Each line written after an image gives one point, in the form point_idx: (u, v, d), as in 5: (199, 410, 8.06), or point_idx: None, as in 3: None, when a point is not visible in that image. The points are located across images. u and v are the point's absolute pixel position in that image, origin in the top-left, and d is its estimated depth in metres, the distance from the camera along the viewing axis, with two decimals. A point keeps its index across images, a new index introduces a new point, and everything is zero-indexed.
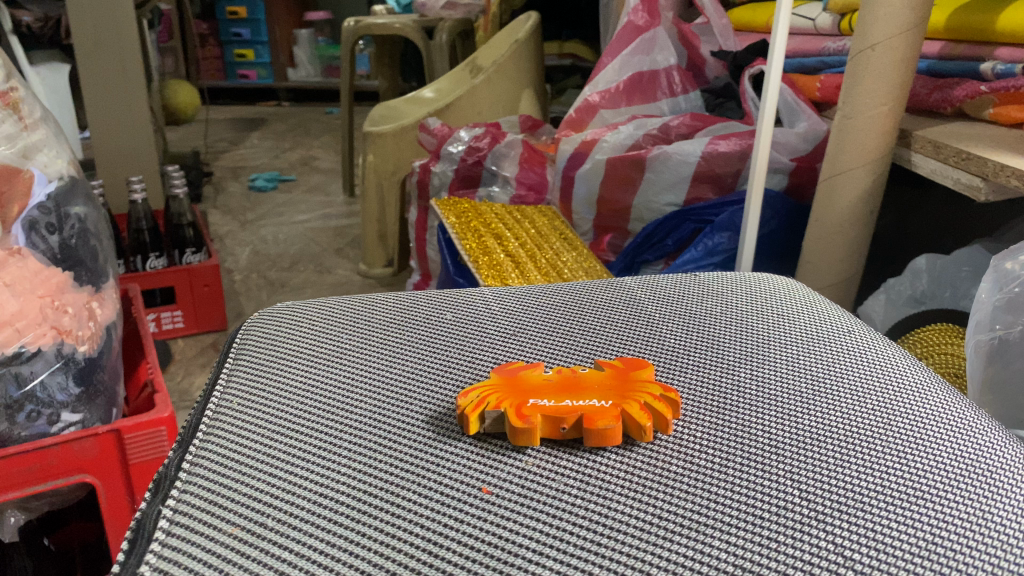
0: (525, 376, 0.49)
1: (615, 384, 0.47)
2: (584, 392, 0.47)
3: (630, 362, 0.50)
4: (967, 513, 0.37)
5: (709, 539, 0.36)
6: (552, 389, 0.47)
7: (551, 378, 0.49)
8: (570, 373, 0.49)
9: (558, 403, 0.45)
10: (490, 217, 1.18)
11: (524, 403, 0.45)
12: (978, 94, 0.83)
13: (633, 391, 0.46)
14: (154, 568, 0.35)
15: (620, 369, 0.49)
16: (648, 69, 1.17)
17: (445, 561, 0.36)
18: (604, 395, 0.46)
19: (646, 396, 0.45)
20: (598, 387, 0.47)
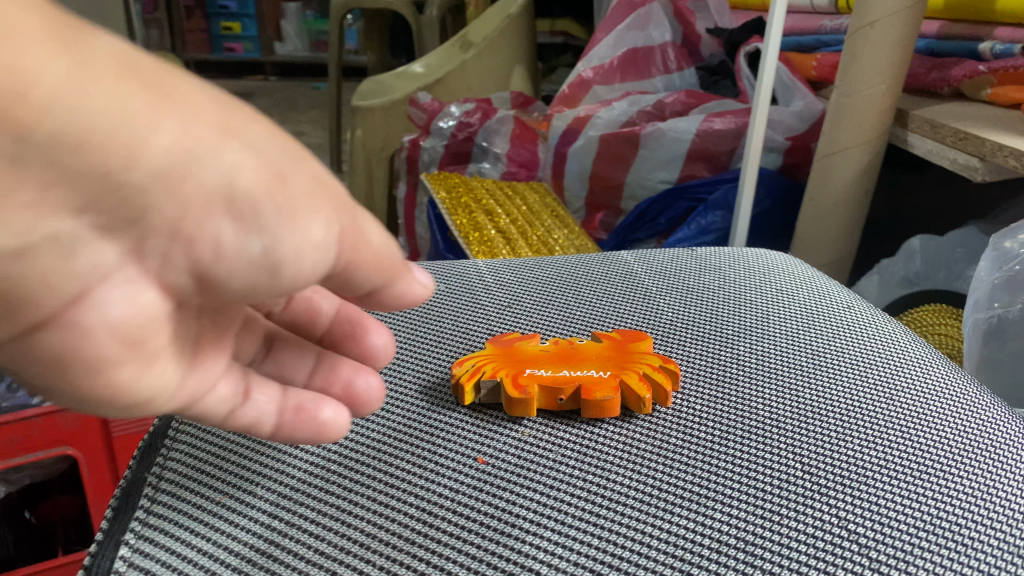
0: (521, 347, 0.48)
1: (614, 355, 0.47)
2: (582, 362, 0.46)
3: (630, 333, 0.49)
4: (972, 488, 0.37)
5: (709, 511, 0.36)
6: (550, 360, 0.47)
7: (548, 349, 0.48)
8: (567, 345, 0.48)
9: (555, 374, 0.45)
10: (481, 192, 1.16)
11: (521, 372, 0.44)
12: (976, 74, 0.82)
13: (632, 362, 0.45)
14: (140, 536, 0.34)
15: (618, 340, 0.48)
16: (643, 45, 1.16)
17: (441, 531, 0.35)
18: (603, 366, 0.46)
19: (645, 366, 0.45)
20: (596, 358, 0.47)
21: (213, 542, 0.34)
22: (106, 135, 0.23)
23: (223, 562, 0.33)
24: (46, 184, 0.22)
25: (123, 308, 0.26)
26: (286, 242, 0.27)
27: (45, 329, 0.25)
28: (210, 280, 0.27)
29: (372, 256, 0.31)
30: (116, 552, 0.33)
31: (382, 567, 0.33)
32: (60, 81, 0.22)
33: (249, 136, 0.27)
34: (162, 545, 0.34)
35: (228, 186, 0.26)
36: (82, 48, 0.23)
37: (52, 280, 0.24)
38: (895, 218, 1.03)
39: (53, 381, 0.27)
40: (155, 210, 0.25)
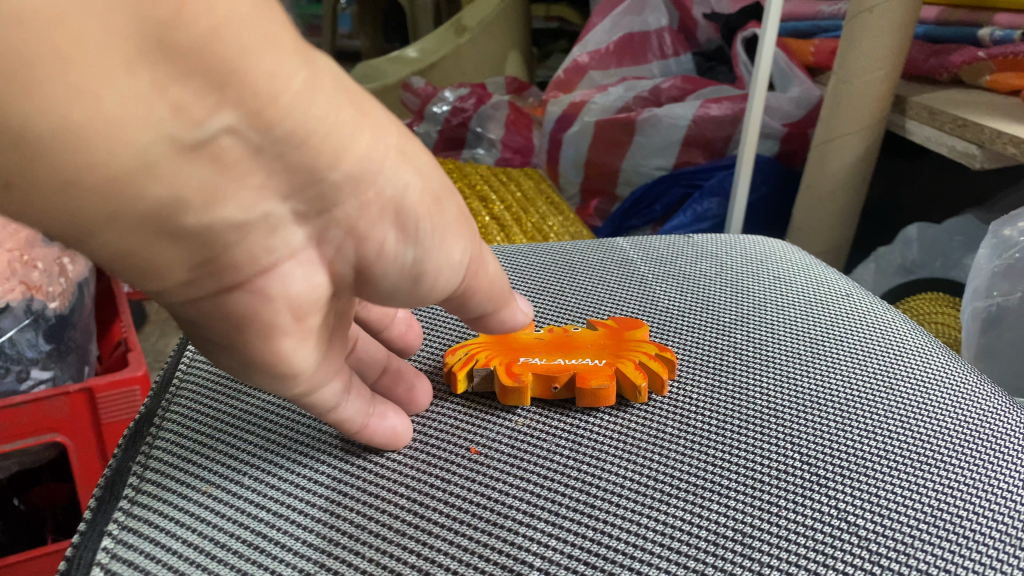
0: (514, 337, 0.47)
1: (610, 344, 0.46)
2: (578, 350, 0.46)
3: (627, 322, 0.48)
4: (974, 480, 0.36)
5: (707, 503, 0.35)
6: (544, 350, 0.46)
7: (543, 338, 0.47)
8: (562, 333, 0.48)
9: (550, 363, 0.44)
10: (475, 177, 1.15)
11: (515, 362, 0.44)
12: (975, 60, 0.81)
13: (628, 351, 0.45)
14: (123, 527, 0.33)
15: (614, 328, 0.47)
16: (639, 30, 1.15)
17: (432, 522, 0.34)
18: (598, 355, 0.45)
19: (642, 355, 0.44)
20: (592, 346, 0.46)
21: (199, 533, 0.33)
22: (322, 138, 0.27)
23: (208, 555, 0.32)
24: (268, 174, 0.27)
25: (301, 285, 0.31)
26: (433, 257, 0.33)
27: (237, 294, 0.30)
28: (365, 276, 0.32)
29: (486, 284, 0.37)
30: (99, 544, 0.32)
31: (372, 560, 0.32)
32: (297, 88, 0.26)
33: (418, 160, 0.32)
34: (147, 536, 0.33)
35: (399, 199, 0.30)
36: (311, 58, 0.27)
37: (257, 252, 0.29)
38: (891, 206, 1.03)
39: (233, 338, 0.31)
40: (343, 207, 0.29)
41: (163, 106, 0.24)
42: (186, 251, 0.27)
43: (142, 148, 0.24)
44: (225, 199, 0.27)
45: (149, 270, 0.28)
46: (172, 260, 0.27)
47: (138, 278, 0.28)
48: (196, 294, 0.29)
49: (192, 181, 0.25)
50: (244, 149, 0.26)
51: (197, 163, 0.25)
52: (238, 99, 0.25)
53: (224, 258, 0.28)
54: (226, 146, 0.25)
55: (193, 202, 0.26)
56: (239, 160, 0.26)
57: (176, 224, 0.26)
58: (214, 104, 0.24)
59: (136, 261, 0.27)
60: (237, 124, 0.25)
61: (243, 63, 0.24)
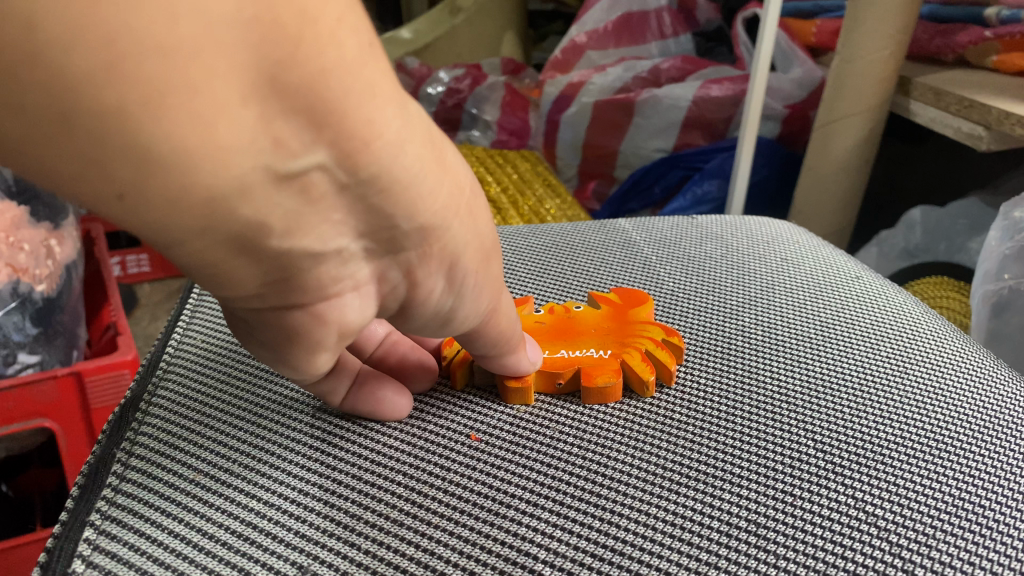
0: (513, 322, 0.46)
1: (613, 329, 0.45)
2: (581, 338, 0.45)
3: (630, 300, 0.47)
4: (993, 468, 0.35)
5: (716, 491, 0.34)
6: (546, 339, 0.44)
7: (543, 323, 0.46)
8: (562, 316, 0.47)
9: (552, 357, 0.42)
10: (471, 160, 1.14)
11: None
12: (981, 40, 0.80)
13: (633, 338, 0.44)
14: (107, 517, 0.32)
15: (617, 308, 0.47)
16: (637, 10, 1.12)
17: (430, 512, 0.33)
18: (602, 344, 0.44)
19: (647, 342, 0.43)
20: (595, 332, 0.45)
21: (186, 523, 0.32)
22: (406, 186, 0.27)
23: (195, 546, 0.31)
24: (348, 209, 0.26)
25: (357, 315, 0.30)
26: (464, 307, 0.34)
27: (295, 314, 0.29)
28: (406, 310, 0.33)
29: (498, 332, 0.37)
30: (80, 535, 0.31)
31: (367, 552, 0.31)
32: (393, 130, 0.25)
33: (480, 214, 0.32)
34: (131, 526, 0.31)
35: (455, 257, 0.31)
36: (407, 105, 0.26)
37: (324, 281, 0.28)
38: (894, 189, 1.01)
39: (287, 350, 0.31)
40: (408, 250, 0.29)
41: (265, 138, 0.22)
42: (263, 272, 0.26)
43: (243, 175, 0.22)
44: (305, 230, 0.25)
45: (224, 283, 0.26)
46: (247, 278, 0.26)
47: (213, 286, 0.26)
48: (258, 308, 0.28)
49: (280, 210, 0.24)
50: (332, 183, 0.25)
51: (287, 193, 0.24)
52: (335, 138, 0.24)
53: (295, 281, 0.27)
54: (316, 180, 0.24)
55: (277, 230, 0.25)
56: (326, 193, 0.25)
57: (257, 248, 0.25)
58: (312, 141, 0.23)
59: (209, 273, 0.25)
60: (329, 161, 0.24)
61: (344, 104, 0.23)
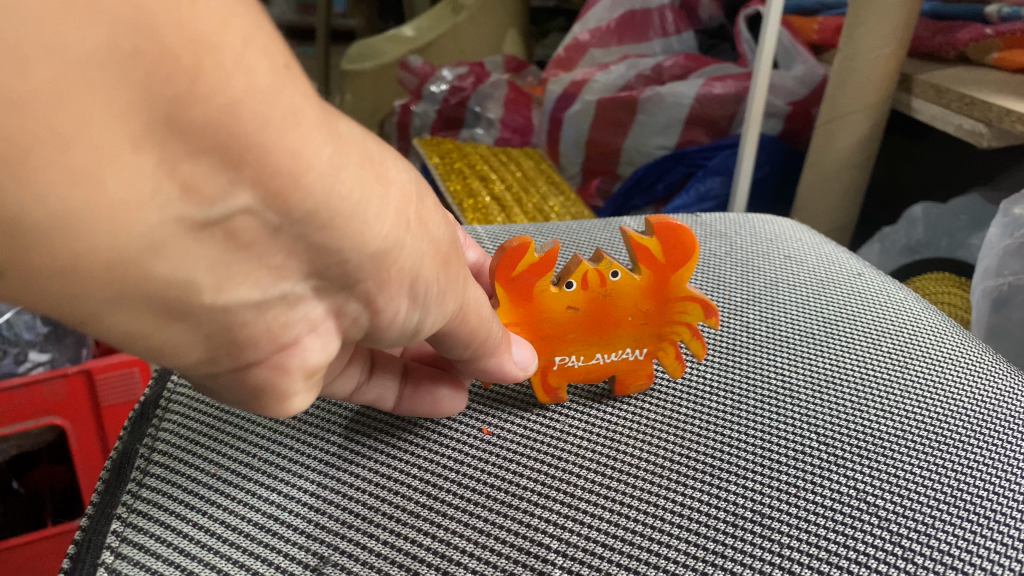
0: (544, 311, 0.40)
1: (651, 317, 0.42)
2: (615, 331, 0.42)
3: (675, 257, 0.40)
4: (990, 459, 0.36)
5: (722, 484, 0.35)
6: (581, 336, 0.42)
7: (577, 311, 0.41)
8: (598, 294, 0.41)
9: (587, 365, 0.42)
10: (475, 158, 1.15)
11: (551, 365, 0.41)
12: (982, 38, 0.80)
13: (669, 327, 0.42)
14: (132, 510, 0.33)
15: (659, 278, 0.41)
16: (640, 9, 1.13)
17: (445, 504, 0.34)
18: (638, 341, 0.42)
19: (681, 330, 0.42)
20: (630, 322, 0.42)
21: (209, 515, 0.33)
22: (347, 219, 0.23)
23: (219, 537, 0.32)
24: (289, 251, 0.23)
25: (319, 354, 0.27)
26: (430, 319, 0.30)
27: (256, 371, 0.26)
28: (373, 336, 0.30)
29: (465, 333, 0.34)
30: (108, 527, 0.32)
31: (386, 542, 0.32)
32: (324, 161, 0.22)
33: (431, 218, 0.27)
34: (156, 518, 0.32)
35: (415, 272, 0.27)
36: (334, 123, 0.23)
37: (276, 329, 0.25)
38: (896, 184, 1.02)
39: (246, 406, 0.28)
40: (363, 282, 0.26)
41: (170, 187, 0.19)
42: (200, 334, 0.23)
43: (150, 231, 0.19)
44: (236, 279, 0.22)
45: (164, 354, 0.23)
46: (183, 341, 0.23)
47: (159, 356, 0.24)
48: (213, 372, 0.26)
49: (203, 262, 0.21)
50: (261, 227, 0.21)
51: (210, 240, 0.21)
52: (258, 176, 0.20)
53: (239, 336, 0.24)
54: (241, 225, 0.21)
55: (206, 285, 0.22)
56: (255, 239, 0.22)
57: (188, 309, 0.22)
58: (230, 183, 0.20)
59: (144, 348, 0.23)
60: (255, 204, 0.21)
61: (263, 139, 0.20)
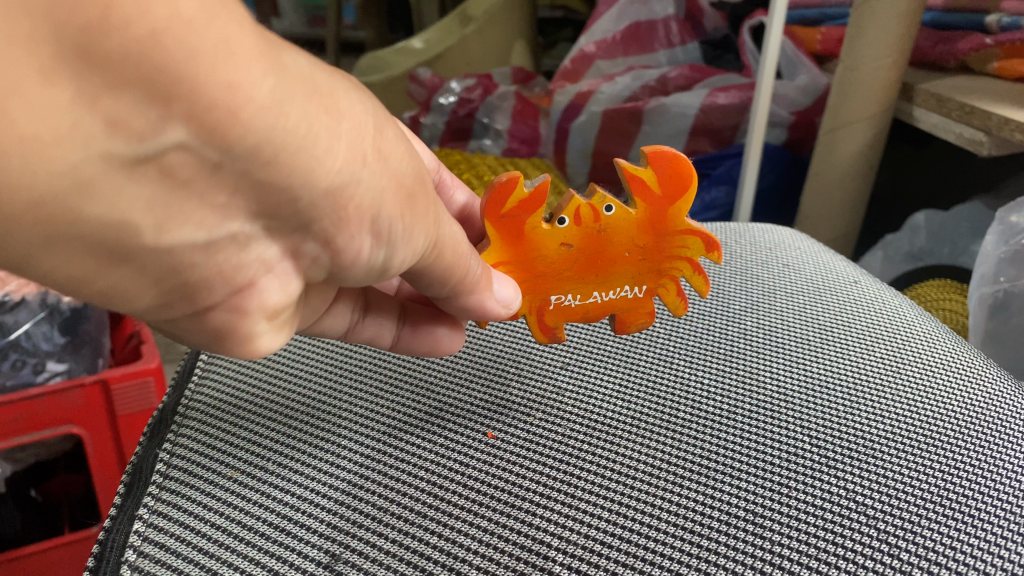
0: (538, 250, 0.43)
1: (648, 251, 0.44)
2: (613, 270, 0.45)
3: (672, 194, 0.43)
4: (979, 460, 0.37)
5: (718, 484, 0.36)
6: (576, 275, 0.44)
7: (572, 248, 0.43)
8: (592, 230, 0.43)
9: (584, 305, 0.46)
10: (482, 168, 1.17)
11: (546, 305, 0.45)
12: (982, 47, 0.81)
13: (668, 263, 0.45)
14: (153, 512, 0.34)
15: (653, 211, 0.43)
16: (646, 20, 1.15)
17: (451, 504, 0.35)
18: (637, 277, 0.45)
19: (685, 267, 0.46)
20: (628, 260, 0.45)
21: (226, 517, 0.34)
22: (294, 153, 0.23)
23: (236, 537, 0.33)
24: (234, 190, 0.23)
25: (279, 295, 0.28)
26: (401, 254, 0.30)
27: (214, 313, 0.27)
28: (339, 275, 0.29)
29: (442, 268, 0.35)
30: (131, 527, 0.33)
31: (394, 541, 0.33)
32: (262, 95, 0.21)
33: (392, 150, 0.26)
34: (177, 520, 0.34)
35: (377, 207, 0.27)
36: (277, 55, 0.22)
37: (229, 271, 0.25)
38: (900, 192, 1.02)
39: (212, 347, 0.29)
40: (320, 221, 0.26)
41: (94, 120, 0.19)
42: (149, 277, 0.24)
43: (74, 167, 0.20)
44: (179, 220, 0.23)
45: (113, 298, 0.24)
46: (131, 285, 0.24)
47: (107, 303, 0.25)
48: (169, 316, 0.27)
49: (139, 201, 0.21)
50: (198, 165, 0.21)
51: (145, 179, 0.21)
52: (190, 111, 0.20)
53: (187, 277, 0.25)
54: (176, 162, 0.21)
55: (145, 226, 0.22)
56: (194, 178, 0.22)
57: (130, 249, 0.23)
58: (160, 119, 0.20)
59: (92, 292, 0.24)
60: (189, 139, 0.21)
61: (192, 68, 0.19)
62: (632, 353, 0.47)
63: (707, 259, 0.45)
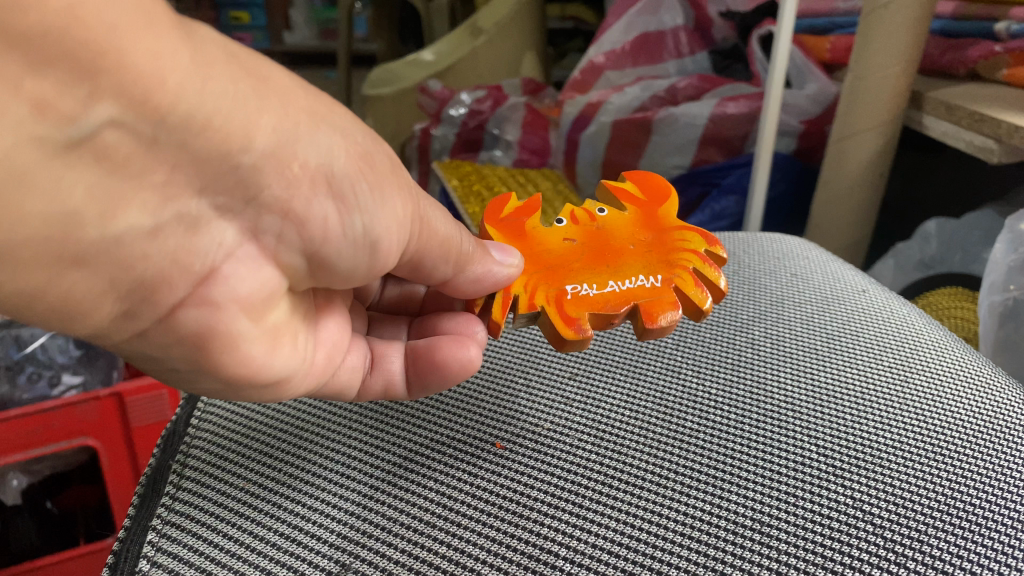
0: (544, 244, 0.47)
1: (652, 242, 0.47)
2: (624, 260, 0.46)
3: (652, 195, 0.50)
4: (986, 468, 0.37)
5: (724, 493, 0.36)
6: (587, 265, 0.45)
7: (575, 243, 0.47)
8: (591, 228, 0.47)
9: (603, 295, 0.44)
10: (493, 180, 1.17)
11: (563, 296, 0.44)
12: (992, 55, 0.81)
13: (677, 253, 0.46)
14: (165, 523, 0.35)
15: (643, 206, 0.49)
16: (654, 31, 1.16)
17: (460, 514, 0.35)
18: (649, 266, 0.46)
19: (693, 258, 0.47)
20: (634, 251, 0.46)
21: (238, 527, 0.34)
22: (223, 118, 0.27)
23: (248, 547, 0.33)
24: (173, 165, 0.27)
25: (243, 283, 0.32)
26: (379, 220, 0.35)
27: (183, 310, 0.31)
28: (320, 253, 0.35)
29: (439, 245, 0.40)
30: (144, 537, 0.34)
31: (403, 551, 0.33)
32: (183, 65, 0.26)
33: (333, 119, 0.32)
34: (188, 530, 0.34)
35: (325, 168, 0.32)
36: (192, 34, 0.27)
37: (185, 257, 0.30)
38: (914, 201, 1.03)
39: (196, 361, 0.33)
40: (268, 189, 0.30)
41: (25, 106, 0.23)
42: (103, 279, 0.28)
43: (10, 154, 0.23)
44: (122, 205, 0.27)
45: (64, 296, 0.28)
46: (89, 289, 0.28)
47: (62, 326, 0.29)
48: (140, 327, 0.31)
49: (79, 189, 0.25)
50: (133, 141, 0.26)
51: (84, 161, 0.25)
52: (116, 91, 0.24)
53: (132, 268, 0.28)
54: (111, 139, 0.25)
55: (90, 215, 0.26)
56: (132, 155, 0.26)
57: (79, 236, 0.26)
58: (88, 100, 0.24)
59: (54, 292, 0.27)
60: (120, 115, 0.25)
61: (118, 50, 0.24)
62: (640, 362, 0.47)
63: (710, 249, 0.48)
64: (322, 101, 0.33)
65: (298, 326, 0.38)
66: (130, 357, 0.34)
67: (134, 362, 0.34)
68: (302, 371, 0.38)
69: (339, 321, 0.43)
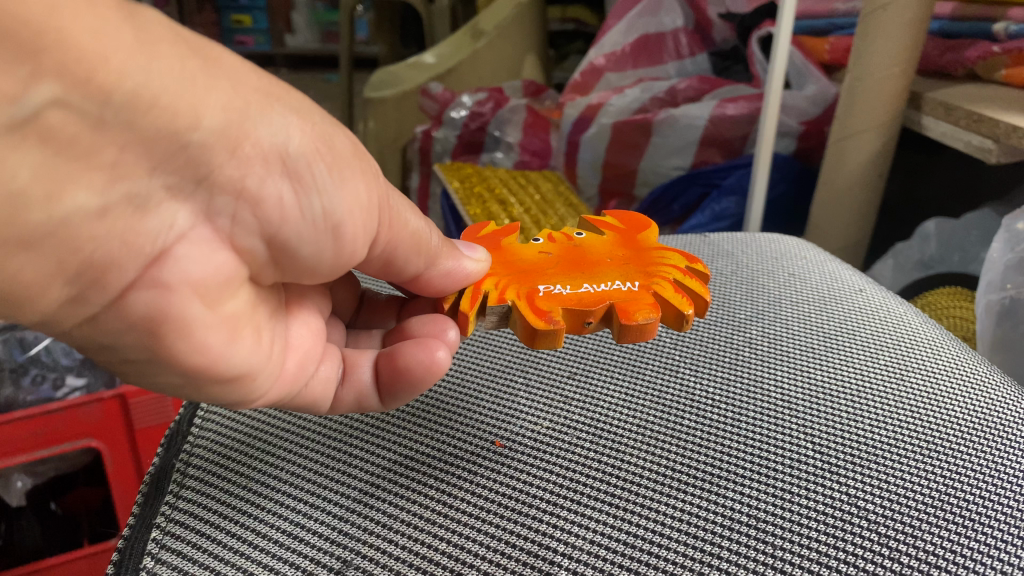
0: (519, 254, 0.49)
1: (630, 258, 0.49)
2: (600, 269, 0.47)
3: (632, 226, 0.53)
4: (980, 465, 0.37)
5: (720, 491, 0.37)
6: (561, 271, 0.47)
7: (550, 255, 0.49)
8: (568, 246, 0.50)
9: (576, 293, 0.44)
10: (493, 182, 1.18)
11: (536, 293, 0.45)
12: (989, 55, 0.82)
13: (656, 267, 0.48)
14: (169, 521, 0.35)
15: (622, 232, 0.52)
16: (654, 32, 1.16)
17: (460, 511, 0.36)
18: (626, 274, 0.47)
19: (674, 271, 0.47)
20: (610, 263, 0.48)
21: (239, 525, 0.35)
22: (172, 97, 0.27)
23: (251, 543, 0.34)
24: (121, 145, 0.27)
25: (196, 266, 0.31)
26: (340, 203, 0.34)
27: (134, 294, 0.30)
28: (280, 237, 0.34)
29: (410, 237, 0.40)
30: (148, 535, 0.34)
31: (403, 547, 0.34)
32: (125, 43, 0.26)
33: (289, 96, 0.32)
34: (192, 528, 0.35)
35: (282, 147, 0.31)
36: (136, 13, 0.27)
37: (132, 239, 0.28)
38: (914, 201, 1.03)
39: (149, 348, 0.32)
40: (220, 168, 0.29)
41: None
42: (52, 260, 0.27)
43: None
44: (68, 186, 0.26)
45: (16, 282, 0.27)
46: (36, 273, 0.27)
47: (11, 311, 0.28)
48: (89, 312, 0.30)
49: (26, 169, 0.25)
50: (79, 121, 0.25)
51: (28, 143, 0.25)
52: (59, 67, 0.24)
53: (88, 256, 0.28)
54: (56, 120, 0.25)
55: (35, 196, 0.25)
56: (78, 135, 0.25)
57: (24, 219, 0.25)
58: (29, 77, 0.24)
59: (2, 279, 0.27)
60: (63, 94, 0.24)
61: (57, 23, 0.24)
62: (638, 362, 0.47)
63: (690, 268, 0.48)
64: (278, 84, 0.32)
65: (262, 321, 0.37)
66: (84, 346, 0.32)
67: (87, 352, 0.33)
68: (266, 370, 0.37)
69: (311, 324, 0.42)
